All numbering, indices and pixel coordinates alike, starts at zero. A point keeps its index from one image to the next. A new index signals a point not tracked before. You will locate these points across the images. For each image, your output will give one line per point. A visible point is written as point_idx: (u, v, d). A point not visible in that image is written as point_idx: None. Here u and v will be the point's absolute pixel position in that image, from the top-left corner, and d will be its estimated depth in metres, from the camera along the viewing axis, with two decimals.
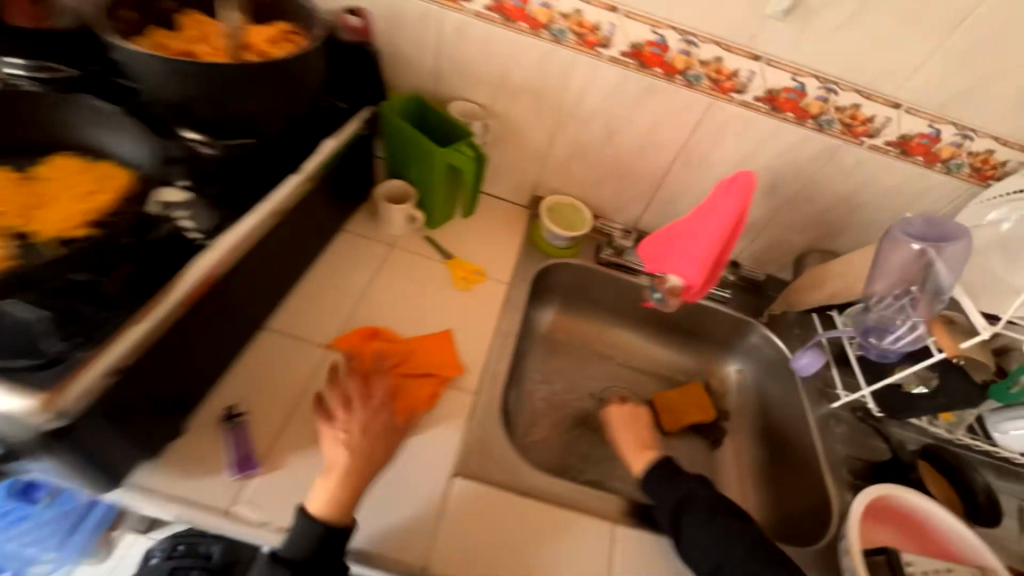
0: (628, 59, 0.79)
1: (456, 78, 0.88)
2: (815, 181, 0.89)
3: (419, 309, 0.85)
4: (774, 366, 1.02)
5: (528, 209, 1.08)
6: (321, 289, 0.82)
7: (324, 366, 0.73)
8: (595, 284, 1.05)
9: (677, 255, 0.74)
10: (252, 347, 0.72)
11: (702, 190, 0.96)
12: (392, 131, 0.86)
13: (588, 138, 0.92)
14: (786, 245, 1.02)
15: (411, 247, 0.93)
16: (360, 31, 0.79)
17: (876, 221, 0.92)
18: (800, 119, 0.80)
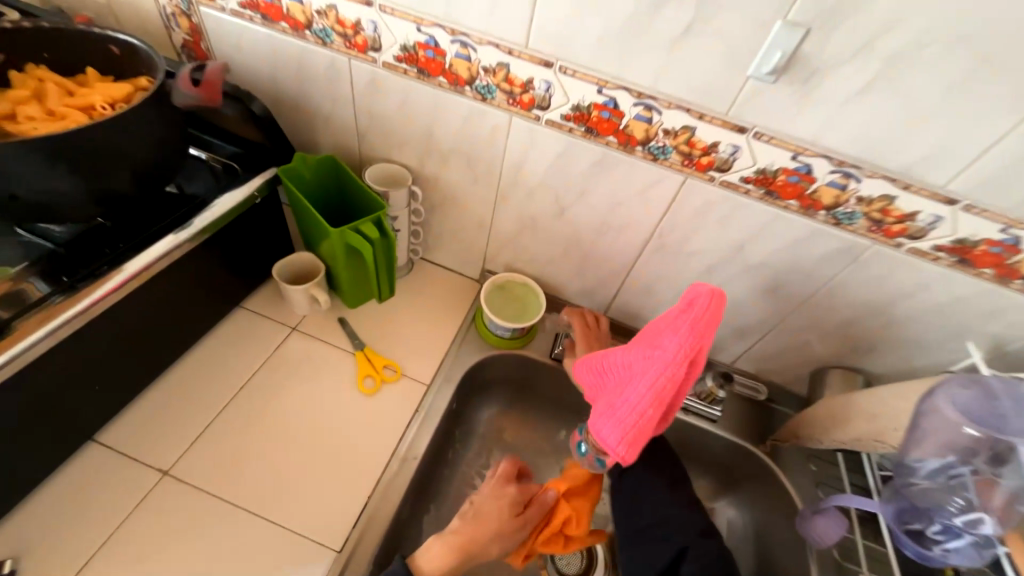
0: (572, 124, 0.62)
1: (377, 137, 0.74)
2: (832, 285, 0.66)
3: (305, 418, 0.69)
4: (774, 514, 0.77)
5: (477, 284, 0.91)
6: (187, 385, 0.68)
7: (149, 499, 0.58)
8: (548, 383, 0.85)
9: (600, 405, 0.51)
10: (70, 466, 0.59)
11: (683, 282, 0.75)
12: (292, 199, 0.72)
13: (536, 212, 0.75)
14: (798, 355, 0.78)
15: (317, 331, 0.78)
16: (205, 86, 0.62)
17: (925, 341, 0.67)
18: (806, 209, 0.59)
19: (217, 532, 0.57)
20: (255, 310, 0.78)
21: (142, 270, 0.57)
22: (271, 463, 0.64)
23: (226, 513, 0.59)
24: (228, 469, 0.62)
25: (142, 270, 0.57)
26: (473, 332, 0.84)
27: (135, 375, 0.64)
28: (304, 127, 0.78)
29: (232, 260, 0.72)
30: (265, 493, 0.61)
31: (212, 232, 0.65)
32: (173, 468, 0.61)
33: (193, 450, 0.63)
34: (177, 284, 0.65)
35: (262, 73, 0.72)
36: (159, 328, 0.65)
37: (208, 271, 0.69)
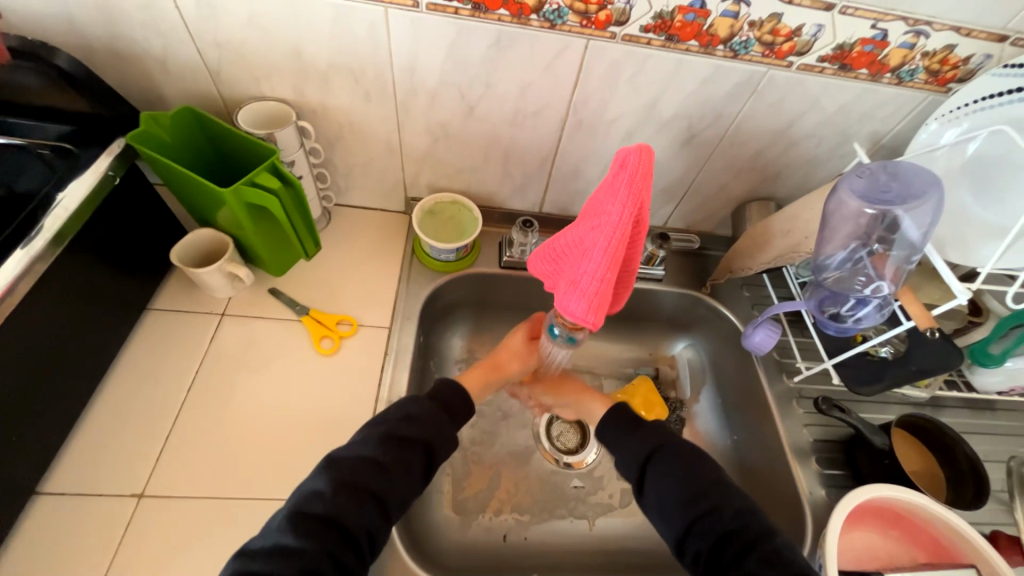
0: (457, 4, 0.55)
1: (238, 72, 0.63)
2: (737, 120, 0.69)
3: (272, 398, 0.65)
4: (723, 341, 0.88)
5: (405, 216, 0.86)
6: (125, 405, 0.61)
7: (134, 525, 0.54)
8: (505, 292, 0.85)
9: (563, 285, 0.53)
10: (22, 526, 0.52)
11: (608, 155, 0.75)
12: (159, 170, 0.61)
13: (446, 118, 0.69)
14: (720, 198, 0.84)
15: (249, 310, 0.71)
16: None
17: (818, 154, 0.74)
18: (706, 47, 0.60)
19: (224, 527, 0.55)
20: (169, 308, 0.69)
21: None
22: (254, 449, 0.61)
23: (230, 507, 0.57)
24: (211, 468, 0.59)
25: (3, 297, 0.48)
26: (417, 264, 0.81)
27: (56, 413, 0.56)
28: (138, 80, 0.64)
29: (116, 260, 0.62)
30: (259, 476, 0.59)
31: (70, 235, 0.54)
32: (148, 488, 0.56)
33: (162, 465, 0.58)
34: (58, 301, 0.55)
35: (50, 18, 0.56)
36: (61, 354, 0.56)
37: (88, 278, 0.58)
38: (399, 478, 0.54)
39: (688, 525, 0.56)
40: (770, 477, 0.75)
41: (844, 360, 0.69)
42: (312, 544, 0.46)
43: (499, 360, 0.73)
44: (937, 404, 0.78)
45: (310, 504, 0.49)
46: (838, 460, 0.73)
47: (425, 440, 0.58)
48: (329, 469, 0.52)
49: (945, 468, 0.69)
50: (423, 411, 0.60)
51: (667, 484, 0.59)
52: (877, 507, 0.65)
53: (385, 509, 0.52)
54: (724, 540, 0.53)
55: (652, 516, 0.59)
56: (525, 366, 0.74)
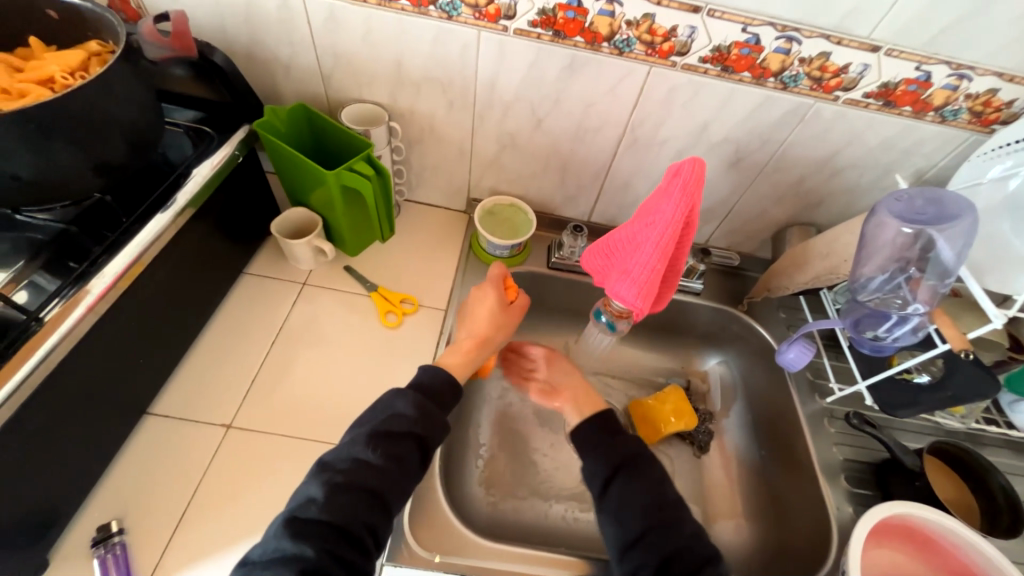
0: (540, 30, 0.64)
1: (348, 78, 0.74)
2: (783, 147, 0.75)
3: (340, 361, 0.73)
4: (757, 359, 0.90)
5: (465, 215, 0.95)
6: (220, 351, 0.71)
7: (221, 451, 0.62)
8: (550, 291, 0.91)
9: (614, 276, 0.60)
10: (135, 439, 0.62)
11: (658, 172, 0.82)
12: (273, 153, 0.72)
13: (515, 129, 0.78)
14: (762, 220, 0.88)
15: (327, 282, 0.81)
16: (172, 37, 0.63)
17: (861, 184, 0.79)
18: (758, 79, 0.66)
19: (295, 464, 0.63)
20: (260, 273, 0.80)
21: (136, 257, 0.56)
22: (323, 400, 0.69)
23: (301, 447, 0.64)
24: (286, 413, 0.67)
25: (140, 255, 0.57)
26: (473, 257, 0.89)
27: (169, 349, 0.66)
28: (264, 79, 0.76)
29: (229, 226, 0.72)
30: (326, 425, 0.66)
31: (203, 200, 0.65)
32: (235, 421, 0.65)
33: (247, 404, 0.67)
34: (185, 255, 0.65)
35: (209, 26, 0.69)
36: (179, 299, 0.66)
37: (208, 238, 0.69)
38: (392, 475, 0.54)
39: (632, 541, 0.53)
40: (799, 492, 0.77)
41: (878, 380, 0.71)
42: (311, 549, 0.47)
43: (482, 334, 0.71)
44: (974, 439, 0.78)
45: (305, 510, 0.50)
46: (867, 480, 0.74)
47: (412, 433, 0.57)
48: (321, 474, 0.53)
49: (981, 503, 0.69)
50: (411, 407, 0.58)
51: (633, 503, 0.55)
52: (904, 526, 0.66)
53: (383, 503, 0.53)
54: (666, 566, 0.51)
55: (602, 524, 0.56)
56: (504, 329, 0.73)
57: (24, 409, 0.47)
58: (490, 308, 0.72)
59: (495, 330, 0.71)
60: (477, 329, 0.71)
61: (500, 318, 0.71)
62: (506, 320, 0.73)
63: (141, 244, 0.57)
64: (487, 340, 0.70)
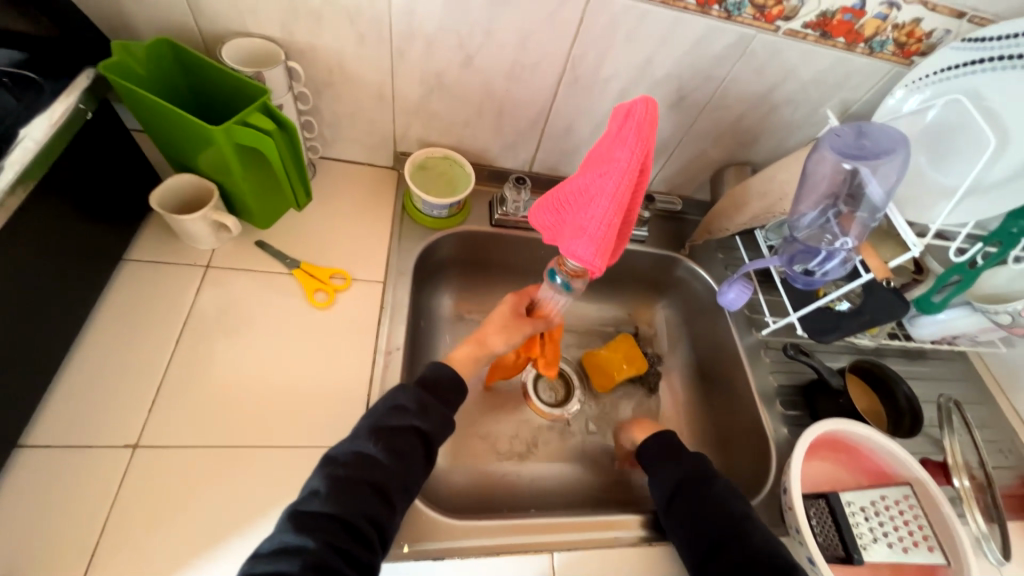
0: None
1: (223, 5, 0.59)
2: (724, 85, 0.72)
3: (264, 350, 0.64)
4: (700, 300, 0.93)
5: (394, 172, 0.84)
6: (108, 359, 0.59)
7: (129, 476, 0.53)
8: (496, 251, 0.86)
9: (568, 234, 0.56)
10: (8, 479, 0.50)
11: (601, 115, 0.77)
12: (135, 106, 0.57)
13: (442, 68, 0.68)
14: (702, 162, 0.88)
15: (235, 263, 0.69)
16: None
17: (793, 121, 0.79)
18: (702, 7, 0.62)
19: (227, 476, 0.55)
20: (147, 259, 0.66)
21: None
22: (251, 400, 0.60)
23: (233, 456, 0.56)
24: (207, 419, 0.58)
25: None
26: (408, 220, 0.80)
27: (34, 366, 0.53)
28: (104, 6, 0.58)
29: (89, 202, 0.57)
30: (259, 427, 0.58)
31: (44, 169, 0.50)
32: (142, 439, 0.55)
33: (155, 416, 0.56)
34: (31, 244, 0.51)
35: None
36: (36, 302, 0.52)
37: (61, 221, 0.54)
38: (395, 467, 0.52)
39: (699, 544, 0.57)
40: (740, 420, 0.83)
41: (809, 312, 0.76)
42: (312, 541, 0.45)
43: (484, 335, 0.68)
44: (880, 353, 0.88)
45: (308, 502, 0.48)
46: (797, 402, 0.81)
47: (414, 425, 0.55)
48: (324, 467, 0.51)
49: (885, 405, 0.78)
50: (413, 400, 0.56)
51: (698, 512, 0.59)
52: (829, 439, 0.72)
53: (388, 497, 0.50)
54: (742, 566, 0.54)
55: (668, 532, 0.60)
56: (511, 341, 0.69)
57: None
58: (504, 319, 0.69)
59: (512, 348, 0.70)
60: (491, 336, 0.68)
61: (510, 329, 0.68)
62: (524, 329, 0.70)
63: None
64: (486, 343, 0.68)
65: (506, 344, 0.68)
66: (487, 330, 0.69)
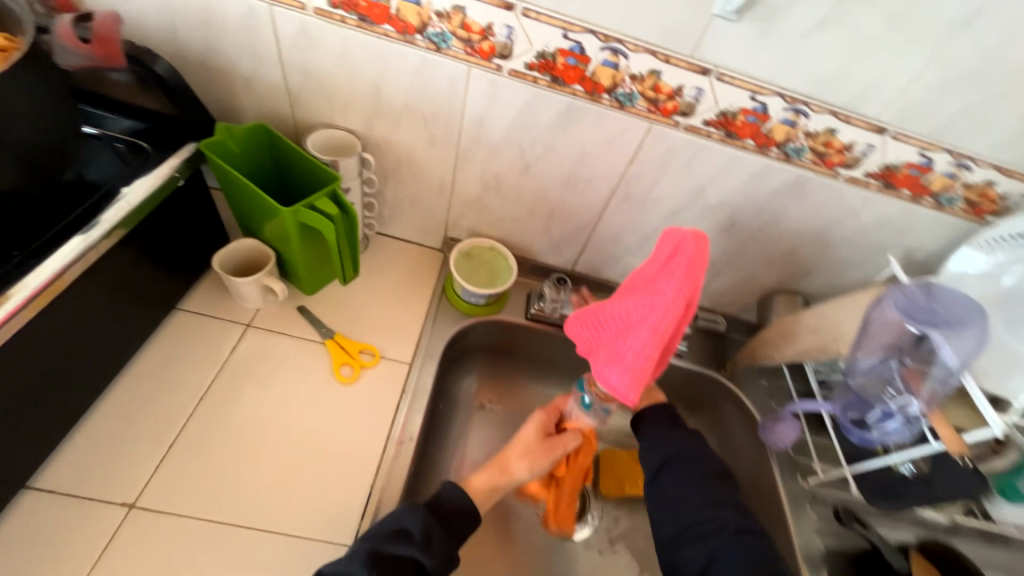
0: (537, 74, 0.59)
1: (317, 101, 0.66)
2: (778, 218, 0.72)
3: (279, 420, 0.63)
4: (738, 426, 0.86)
5: (440, 254, 0.87)
6: (133, 406, 0.60)
7: (115, 539, 0.51)
8: (527, 344, 0.85)
9: (603, 356, 0.54)
10: (8, 520, 0.50)
11: (648, 230, 0.77)
12: (223, 178, 0.63)
13: (502, 172, 0.72)
14: (750, 284, 0.85)
15: (274, 324, 0.71)
16: (96, 42, 0.53)
17: (852, 259, 0.76)
18: (761, 148, 0.63)
19: (208, 557, 0.52)
20: (196, 310, 0.69)
21: (56, 275, 0.48)
22: (253, 474, 0.58)
23: (221, 538, 0.53)
24: (207, 487, 0.56)
25: (53, 280, 0.48)
26: (445, 303, 0.81)
27: (67, 406, 0.55)
28: (219, 92, 0.67)
29: (161, 256, 0.62)
30: (254, 505, 0.56)
31: (136, 221, 0.55)
32: (140, 499, 0.54)
33: (160, 475, 0.56)
34: (100, 292, 0.55)
35: (155, 27, 0.60)
36: (90, 344, 0.55)
37: (130, 273, 0.58)
38: None
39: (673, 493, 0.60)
40: None
41: (864, 472, 0.67)
42: None
43: (507, 459, 0.64)
44: (952, 530, 0.75)
45: None
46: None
47: (418, 558, 0.51)
48: None
49: None
50: (419, 526, 0.52)
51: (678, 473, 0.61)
52: None
53: None
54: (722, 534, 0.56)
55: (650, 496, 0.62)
56: (536, 465, 0.64)
57: None
58: (528, 441, 0.66)
59: (536, 476, 0.65)
60: (515, 456, 0.65)
61: (534, 450, 0.65)
62: (551, 453, 0.65)
63: (65, 260, 0.49)
64: (508, 470, 0.63)
65: (529, 471, 0.63)
66: (512, 457, 0.65)
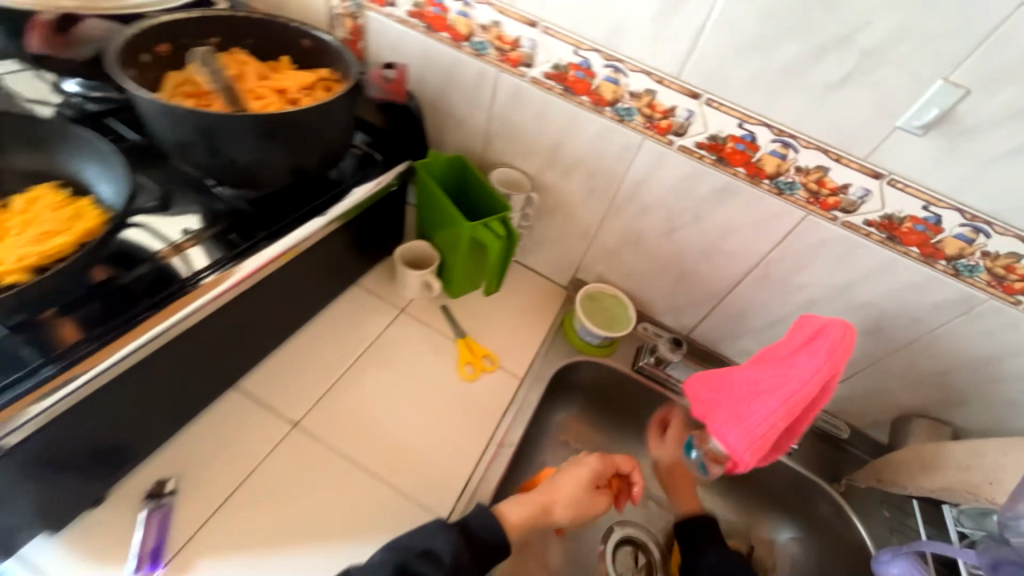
0: (704, 152, 0.66)
1: (506, 145, 0.81)
2: (933, 333, 0.68)
3: (409, 395, 0.73)
4: (845, 551, 0.77)
5: (564, 291, 0.95)
6: (310, 349, 0.74)
7: (277, 448, 0.63)
8: (628, 394, 0.87)
9: (723, 416, 0.58)
10: (215, 406, 0.65)
11: (779, 314, 0.77)
12: (424, 191, 0.79)
13: (645, 231, 0.79)
14: (884, 400, 0.79)
15: (421, 315, 0.83)
16: (393, 85, 0.77)
17: (1022, 402, 0.68)
18: (926, 258, 0.62)
19: (337, 487, 0.62)
20: (368, 288, 0.84)
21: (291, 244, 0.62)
22: (382, 432, 0.68)
23: (349, 477, 0.63)
24: (347, 430, 0.67)
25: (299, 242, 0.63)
26: (561, 335, 0.88)
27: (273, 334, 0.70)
28: (435, 128, 0.85)
29: (362, 239, 0.78)
30: (378, 458, 0.65)
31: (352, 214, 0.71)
32: (300, 422, 0.66)
33: (317, 408, 0.68)
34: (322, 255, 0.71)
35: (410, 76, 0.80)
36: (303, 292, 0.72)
37: (343, 246, 0.75)
38: None
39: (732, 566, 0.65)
40: None
41: None
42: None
43: (553, 496, 0.63)
44: None
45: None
46: None
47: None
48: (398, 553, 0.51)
49: None
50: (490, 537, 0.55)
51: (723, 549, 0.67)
52: None
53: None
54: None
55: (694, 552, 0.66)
56: (577, 517, 0.63)
57: (156, 355, 0.52)
58: (577, 487, 0.64)
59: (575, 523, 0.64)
60: (560, 497, 0.63)
61: (581, 500, 0.63)
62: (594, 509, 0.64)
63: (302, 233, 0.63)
64: (551, 510, 0.62)
65: (569, 519, 0.62)
66: (563, 499, 0.63)
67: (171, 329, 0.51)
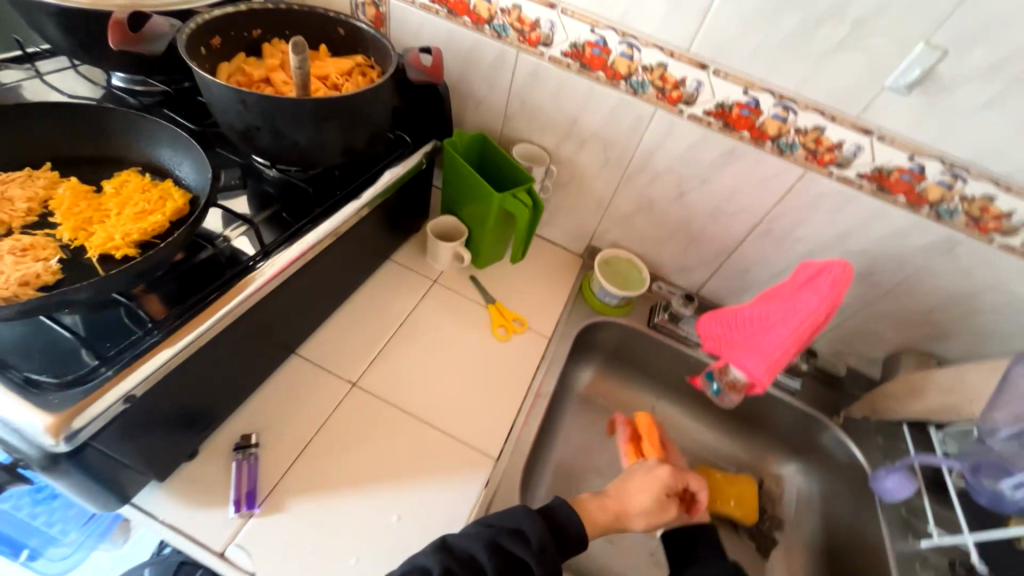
0: (712, 119, 0.73)
1: (525, 122, 0.86)
2: (919, 274, 0.76)
3: (450, 356, 0.80)
4: (845, 474, 0.86)
5: (580, 259, 1.02)
6: (356, 319, 0.81)
7: (340, 404, 0.70)
8: (644, 349, 0.95)
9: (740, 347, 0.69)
10: (280, 371, 0.71)
11: (781, 267, 0.85)
12: (450, 167, 0.85)
13: (657, 196, 0.86)
14: (876, 340, 0.87)
15: (452, 285, 0.90)
16: (431, 68, 0.73)
17: (997, 331, 0.77)
18: (912, 204, 0.69)
19: (398, 436, 0.69)
20: (401, 262, 0.90)
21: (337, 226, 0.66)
22: (431, 388, 0.75)
23: (407, 428, 0.70)
24: (399, 388, 0.74)
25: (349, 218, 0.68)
26: (581, 298, 0.95)
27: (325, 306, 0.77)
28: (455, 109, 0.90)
29: (397, 216, 0.84)
30: (430, 410, 0.72)
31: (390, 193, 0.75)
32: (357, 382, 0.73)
33: (371, 369, 0.75)
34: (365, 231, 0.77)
35: None
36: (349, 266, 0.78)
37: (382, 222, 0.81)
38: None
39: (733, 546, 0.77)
40: None
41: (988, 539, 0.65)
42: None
43: (627, 506, 0.64)
44: None
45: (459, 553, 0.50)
46: None
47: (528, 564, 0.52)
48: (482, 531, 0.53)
49: None
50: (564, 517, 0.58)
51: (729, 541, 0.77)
52: None
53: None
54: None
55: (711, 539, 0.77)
56: (649, 528, 0.63)
57: (240, 320, 0.57)
58: (653, 499, 0.64)
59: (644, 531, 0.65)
60: (633, 510, 0.64)
61: (654, 514, 0.63)
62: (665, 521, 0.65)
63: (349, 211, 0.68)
64: (625, 520, 0.63)
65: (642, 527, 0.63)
66: (635, 514, 0.63)
67: (252, 297, 0.57)
